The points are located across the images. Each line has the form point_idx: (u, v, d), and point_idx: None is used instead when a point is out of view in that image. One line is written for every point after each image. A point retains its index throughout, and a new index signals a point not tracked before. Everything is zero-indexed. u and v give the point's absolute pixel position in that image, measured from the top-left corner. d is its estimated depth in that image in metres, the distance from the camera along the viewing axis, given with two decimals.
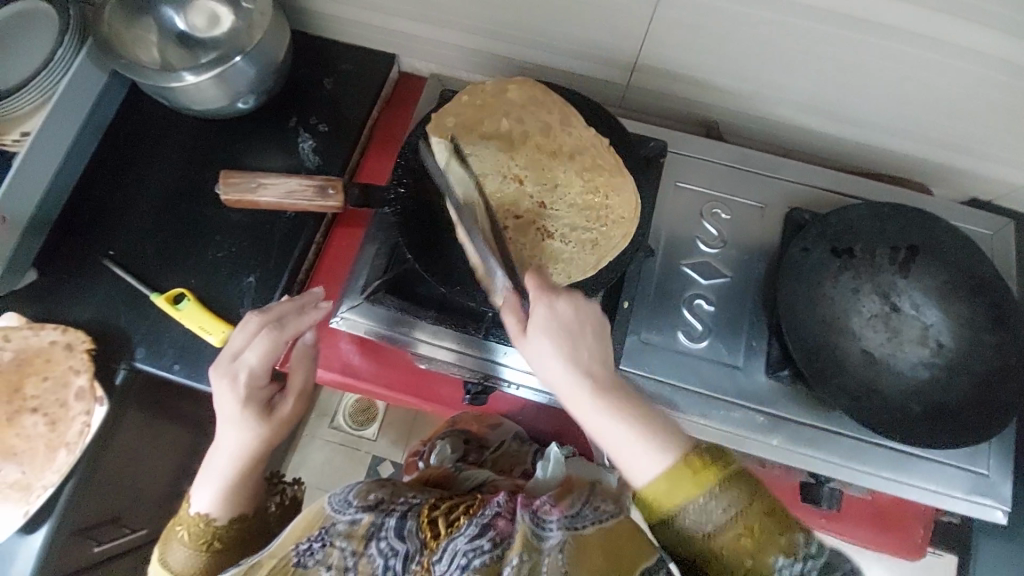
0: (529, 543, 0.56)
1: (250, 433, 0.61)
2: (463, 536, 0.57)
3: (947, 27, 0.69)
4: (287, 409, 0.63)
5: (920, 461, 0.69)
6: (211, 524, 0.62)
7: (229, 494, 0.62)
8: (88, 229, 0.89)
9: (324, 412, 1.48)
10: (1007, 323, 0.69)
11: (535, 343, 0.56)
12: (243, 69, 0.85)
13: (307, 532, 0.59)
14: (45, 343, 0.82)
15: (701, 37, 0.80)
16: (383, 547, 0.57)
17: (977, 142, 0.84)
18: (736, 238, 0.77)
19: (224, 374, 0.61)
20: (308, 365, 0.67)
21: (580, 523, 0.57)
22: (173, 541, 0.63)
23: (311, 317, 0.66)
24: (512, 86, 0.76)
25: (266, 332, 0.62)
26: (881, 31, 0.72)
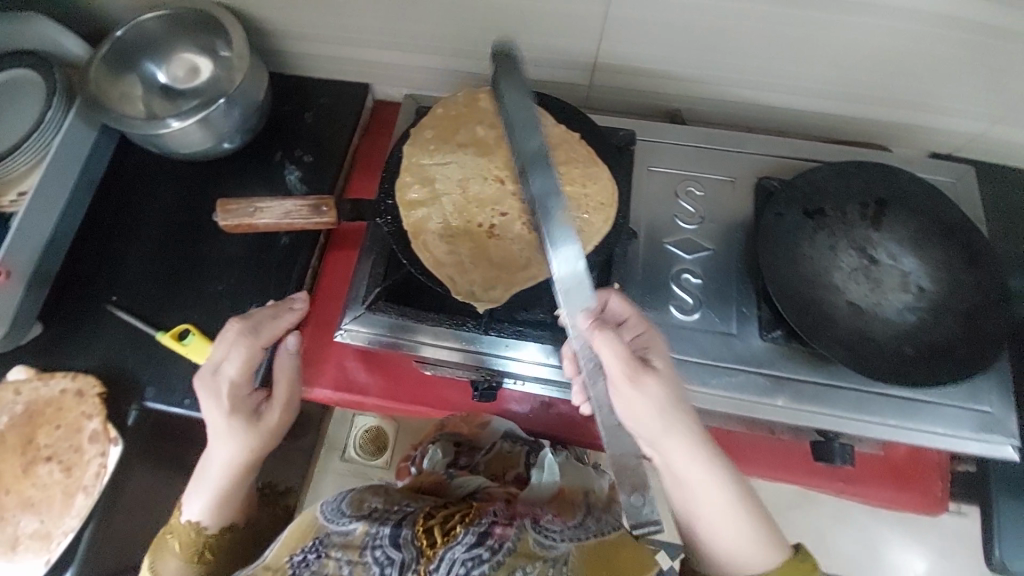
0: (533, 554, 0.60)
1: (237, 445, 0.67)
2: (461, 544, 0.58)
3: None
4: (274, 416, 0.69)
5: (923, 404, 0.70)
6: (201, 533, 0.70)
7: (219, 502, 0.70)
8: (90, 277, 0.92)
9: (335, 445, 1.48)
10: (982, 262, 0.72)
11: (659, 376, 0.60)
12: (226, 111, 0.89)
13: (300, 544, 0.60)
14: (55, 392, 0.83)
15: (654, 31, 0.85)
16: (378, 555, 0.57)
17: (929, 98, 0.88)
18: (713, 213, 0.80)
19: (208, 384, 0.67)
20: (292, 372, 0.73)
21: (584, 536, 0.66)
22: (163, 548, 0.70)
23: (285, 321, 0.72)
24: (482, 95, 0.81)
25: (244, 343, 0.68)
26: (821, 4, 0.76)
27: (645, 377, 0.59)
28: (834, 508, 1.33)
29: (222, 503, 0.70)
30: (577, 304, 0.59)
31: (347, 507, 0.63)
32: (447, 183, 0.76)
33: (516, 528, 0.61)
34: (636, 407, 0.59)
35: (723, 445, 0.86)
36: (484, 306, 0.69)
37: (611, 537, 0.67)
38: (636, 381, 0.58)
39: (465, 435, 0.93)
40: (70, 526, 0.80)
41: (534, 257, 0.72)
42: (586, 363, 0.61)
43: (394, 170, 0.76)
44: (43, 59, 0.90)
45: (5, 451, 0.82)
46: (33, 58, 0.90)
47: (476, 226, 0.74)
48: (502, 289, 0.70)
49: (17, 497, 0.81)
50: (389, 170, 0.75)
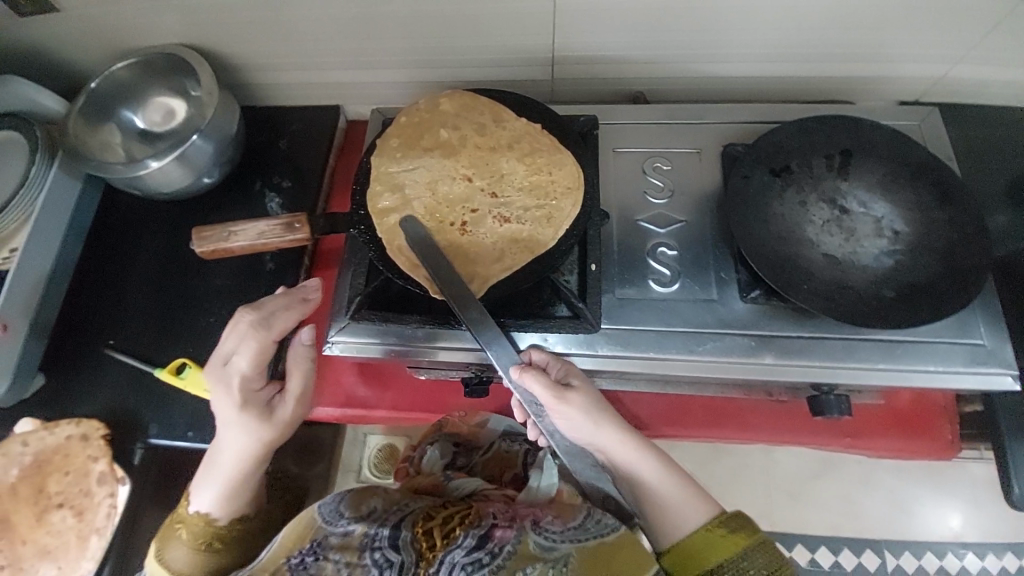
0: (533, 555, 0.60)
1: (250, 438, 0.70)
2: (462, 548, 0.60)
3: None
4: (286, 412, 0.72)
5: (911, 344, 0.70)
6: (212, 524, 0.73)
7: (232, 493, 0.72)
8: (86, 323, 0.94)
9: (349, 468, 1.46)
10: (954, 198, 0.72)
11: (585, 395, 0.66)
12: (201, 146, 0.92)
13: (297, 546, 0.61)
14: (61, 439, 0.84)
15: (605, 18, 0.86)
16: (377, 557, 0.59)
17: (886, 48, 0.88)
18: (683, 185, 0.81)
19: (220, 377, 0.69)
20: (304, 367, 0.74)
21: (584, 538, 0.63)
22: (173, 537, 0.72)
23: (298, 312, 0.72)
24: (443, 100, 0.83)
25: (255, 335, 0.69)
26: None
27: (570, 399, 0.65)
28: (858, 472, 1.30)
29: (232, 495, 0.72)
30: (503, 354, 0.68)
31: (346, 509, 0.64)
32: (417, 187, 0.77)
33: (516, 530, 0.63)
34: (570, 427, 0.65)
35: (725, 415, 0.86)
36: None
37: (612, 539, 0.62)
38: (564, 404, 0.64)
39: (463, 436, 0.94)
40: (87, 568, 0.81)
41: (508, 248, 0.73)
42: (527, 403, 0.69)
43: (364, 181, 0.77)
44: (24, 119, 0.94)
45: (17, 503, 0.83)
46: (16, 119, 0.95)
47: (449, 225, 0.75)
48: (479, 283, 0.71)
49: (34, 546, 0.83)
50: (360, 182, 0.77)
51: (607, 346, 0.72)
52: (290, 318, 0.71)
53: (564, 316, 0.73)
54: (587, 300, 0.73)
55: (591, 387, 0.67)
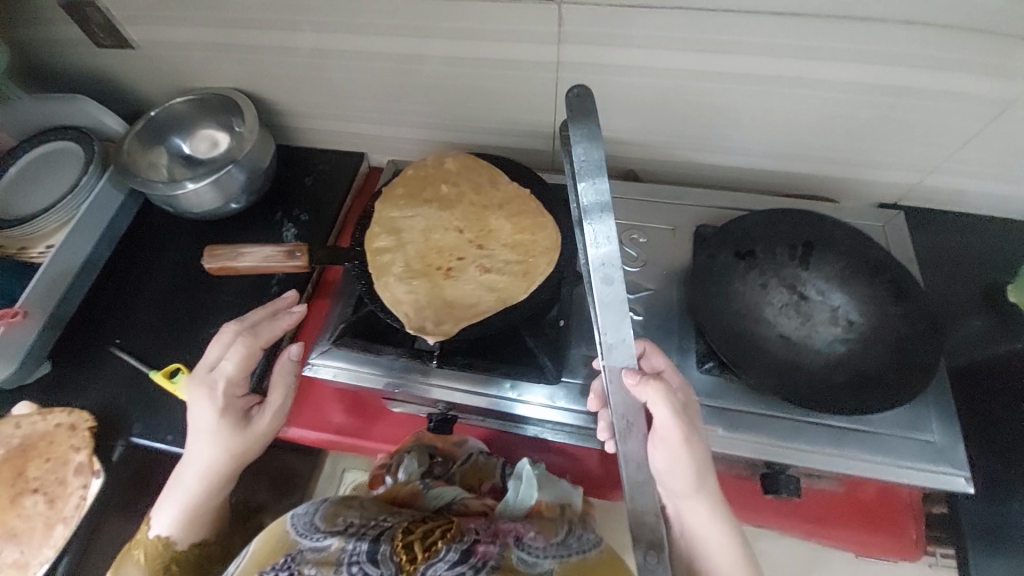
0: (515, 569, 0.66)
1: (220, 448, 0.75)
2: (444, 562, 0.63)
3: (798, 67, 0.83)
4: (262, 422, 0.78)
5: (859, 435, 0.71)
6: (170, 547, 0.79)
7: (190, 514, 0.78)
8: (99, 321, 1.02)
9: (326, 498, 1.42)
10: (908, 296, 0.75)
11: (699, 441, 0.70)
12: (235, 175, 1.05)
13: (271, 562, 0.65)
14: (50, 427, 0.90)
15: (603, 103, 0.96)
16: (355, 572, 0.62)
17: (861, 154, 0.95)
18: (655, 257, 0.87)
19: (206, 382, 0.75)
20: (287, 379, 0.80)
21: (565, 555, 0.70)
22: (128, 560, 0.79)
23: (282, 320, 0.79)
24: (448, 159, 0.93)
25: (241, 341, 0.76)
26: (740, 79, 0.87)
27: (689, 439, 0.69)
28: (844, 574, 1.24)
29: (193, 510, 0.78)
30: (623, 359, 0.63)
31: (319, 522, 0.69)
32: (412, 233, 0.85)
33: (498, 546, 0.68)
34: (673, 462, 0.70)
35: None
36: (435, 338, 0.74)
37: (593, 555, 0.72)
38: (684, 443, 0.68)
39: (438, 448, 0.91)
40: (46, 557, 0.83)
41: (484, 296, 0.79)
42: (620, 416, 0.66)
43: (366, 222, 0.86)
44: (86, 135, 1.09)
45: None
46: (79, 134, 1.09)
47: (435, 268, 0.82)
48: (452, 323, 0.75)
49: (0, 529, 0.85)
50: (362, 222, 0.86)
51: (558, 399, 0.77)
52: (275, 329, 0.78)
53: (530, 365, 0.77)
54: (552, 353, 0.78)
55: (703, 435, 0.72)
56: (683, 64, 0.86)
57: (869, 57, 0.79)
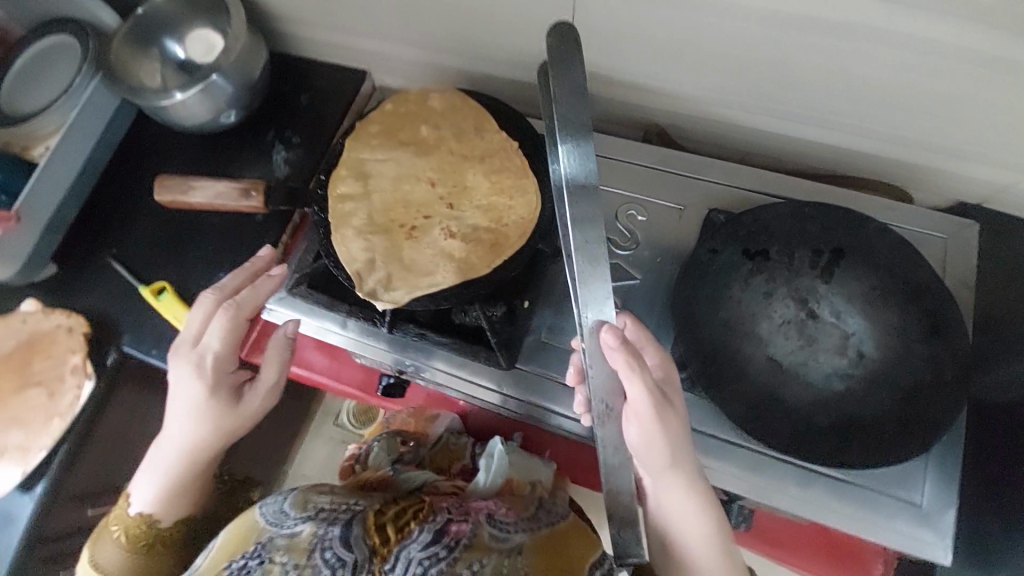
0: (487, 547, 0.61)
1: (209, 426, 0.68)
2: (418, 543, 0.59)
3: (892, 18, 0.61)
4: (254, 402, 0.70)
5: (831, 480, 0.63)
6: (155, 526, 0.72)
7: (176, 489, 0.71)
8: (98, 230, 1.02)
9: (331, 409, 1.48)
10: (944, 334, 0.62)
11: (676, 415, 0.59)
12: (222, 86, 0.95)
13: (239, 551, 0.61)
14: (51, 326, 0.94)
15: (628, 40, 0.77)
16: (328, 558, 0.57)
17: (953, 140, 0.74)
18: (652, 239, 0.76)
19: (193, 356, 0.68)
20: (279, 359, 0.71)
21: (535, 528, 0.67)
22: (104, 538, 0.72)
23: (265, 287, 0.70)
24: (434, 94, 0.81)
25: (225, 312, 0.68)
26: (811, 27, 0.65)
27: (666, 418, 0.58)
28: None
29: (177, 491, 0.71)
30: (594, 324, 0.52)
31: (290, 508, 0.64)
32: (380, 180, 0.77)
33: (471, 524, 0.63)
34: (650, 444, 0.59)
35: None
36: (383, 306, 0.69)
37: (561, 526, 0.68)
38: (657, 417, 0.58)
39: (410, 432, 0.94)
40: (45, 444, 0.89)
41: (443, 264, 0.71)
42: (602, 399, 0.57)
43: (333, 162, 0.78)
44: (81, 29, 1.03)
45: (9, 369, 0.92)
46: (75, 27, 1.04)
47: (398, 225, 0.75)
48: (403, 291, 0.70)
49: (10, 413, 0.91)
50: (329, 163, 0.78)
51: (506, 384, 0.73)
52: (258, 298, 0.70)
53: (482, 345, 0.72)
54: (510, 336, 0.71)
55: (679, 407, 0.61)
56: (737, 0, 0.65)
57: (989, 17, 0.57)
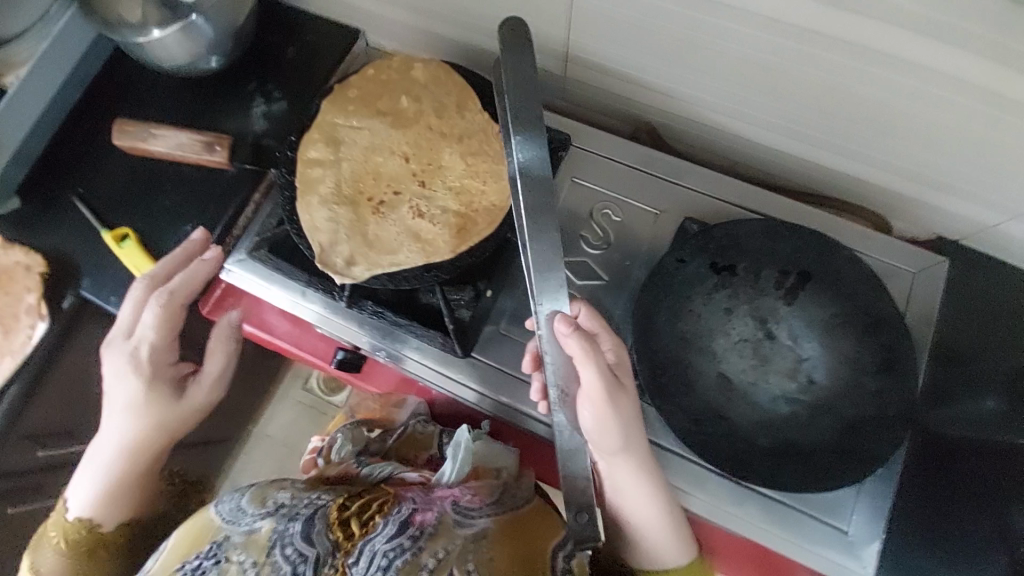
0: (452, 534, 0.59)
1: (151, 418, 0.69)
2: (382, 536, 0.57)
3: (900, 40, 0.58)
4: (198, 391, 0.71)
5: (764, 499, 0.64)
6: (96, 530, 0.71)
7: (116, 490, 0.70)
8: (63, 165, 0.90)
9: (300, 373, 1.47)
10: (895, 370, 0.62)
11: (630, 402, 0.60)
12: (203, 29, 0.83)
13: (194, 549, 0.58)
14: (8, 263, 0.85)
15: (628, 30, 0.73)
16: (289, 554, 0.55)
17: (940, 173, 0.73)
18: (623, 241, 0.75)
19: (128, 350, 0.68)
20: (220, 349, 0.73)
21: (500, 510, 0.64)
22: (44, 545, 0.70)
23: (195, 274, 0.70)
24: (417, 65, 0.77)
25: (158, 302, 0.68)
26: (817, 40, 0.62)
27: (617, 399, 0.59)
28: None
29: (121, 490, 0.70)
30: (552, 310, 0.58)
31: (248, 505, 0.61)
32: (352, 148, 0.74)
33: (436, 511, 0.61)
34: (602, 427, 0.60)
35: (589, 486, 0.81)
36: (343, 280, 0.67)
37: (524, 509, 0.66)
38: (610, 402, 0.59)
39: (376, 420, 0.84)
40: None
41: (407, 244, 0.70)
42: (556, 384, 0.61)
43: (306, 126, 0.75)
44: None
45: None
46: None
47: (366, 198, 0.73)
48: (363, 268, 0.68)
49: None
50: (302, 125, 0.75)
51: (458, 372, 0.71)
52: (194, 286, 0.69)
53: (437, 330, 0.71)
54: (467, 323, 0.71)
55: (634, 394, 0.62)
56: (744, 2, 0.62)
57: (997, 52, 0.56)
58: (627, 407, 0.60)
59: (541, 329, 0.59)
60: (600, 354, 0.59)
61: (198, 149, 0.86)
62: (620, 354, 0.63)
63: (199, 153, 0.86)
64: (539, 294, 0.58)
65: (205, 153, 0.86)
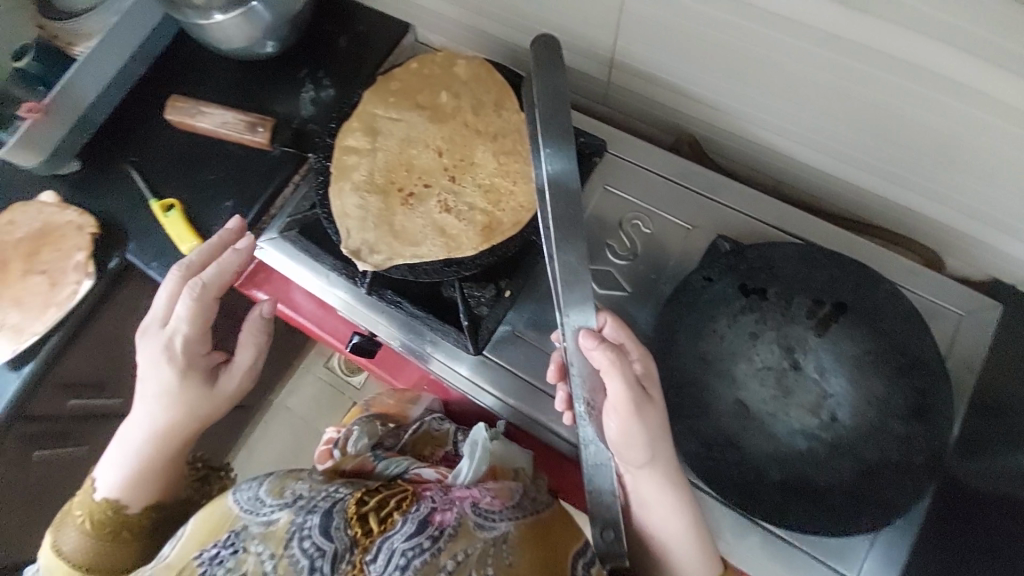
0: (474, 536, 0.55)
1: (183, 405, 0.70)
2: (400, 534, 0.53)
3: (975, 70, 0.54)
4: (228, 382, 0.72)
5: (768, 537, 0.65)
6: (122, 511, 0.70)
7: (146, 472, 0.70)
8: (122, 134, 0.95)
9: (323, 351, 1.50)
10: (927, 417, 0.59)
11: (658, 413, 0.59)
12: (261, 14, 0.85)
13: (213, 538, 0.56)
14: (64, 221, 0.91)
15: (678, 40, 0.70)
16: (306, 548, 0.52)
17: (1002, 213, 0.68)
18: (651, 254, 0.73)
19: (163, 338, 0.69)
20: (250, 342, 0.73)
21: (521, 515, 0.60)
22: (67, 523, 0.70)
23: (225, 265, 0.70)
24: (460, 61, 0.78)
25: (190, 294, 0.68)
26: (881, 61, 0.58)
27: (644, 412, 0.58)
28: None
29: (150, 473, 0.70)
30: (580, 325, 0.56)
31: (266, 495, 0.58)
32: (389, 139, 0.75)
33: (456, 511, 0.56)
34: (629, 440, 0.58)
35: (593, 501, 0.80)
36: (366, 267, 0.68)
37: (547, 513, 0.62)
38: (638, 415, 0.57)
39: (390, 414, 0.83)
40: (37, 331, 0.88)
41: (431, 237, 0.70)
42: (582, 396, 0.59)
43: (347, 114, 0.76)
44: None
45: (16, 253, 0.91)
46: None
47: (396, 188, 0.74)
48: (385, 256, 0.69)
49: (9, 294, 0.90)
50: (344, 113, 0.76)
51: (468, 368, 0.73)
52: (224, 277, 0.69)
53: (452, 326, 0.71)
54: (482, 319, 0.71)
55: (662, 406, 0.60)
56: (806, 16, 0.58)
57: None
58: (654, 420, 0.59)
59: (568, 343, 0.57)
60: (628, 366, 0.57)
61: (241, 128, 0.90)
62: (645, 365, 0.62)
63: (241, 132, 0.90)
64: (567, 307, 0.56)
65: (248, 133, 0.90)
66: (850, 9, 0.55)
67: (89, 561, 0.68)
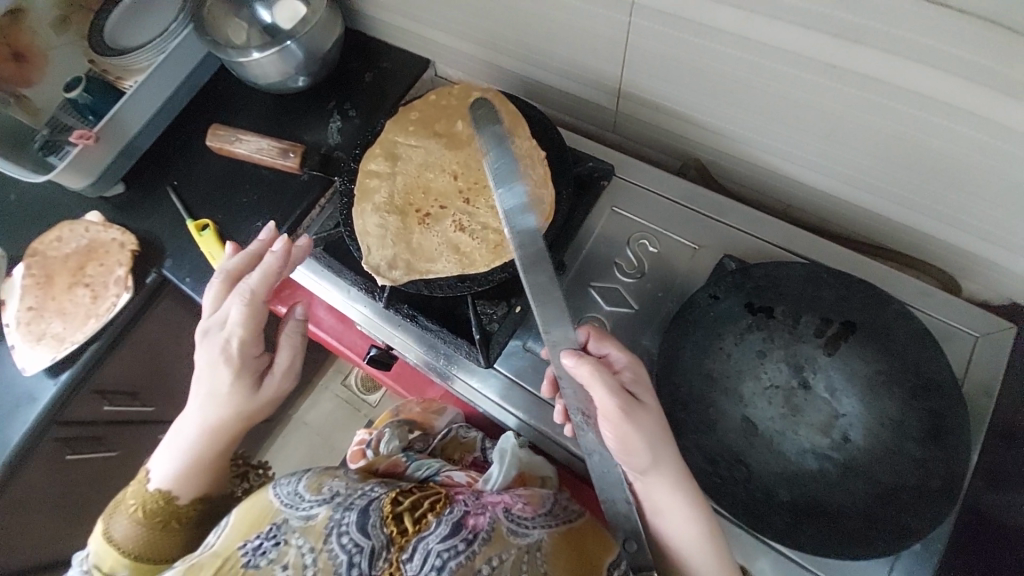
0: (507, 541, 0.57)
1: (233, 405, 0.68)
2: (435, 535, 0.55)
3: (972, 95, 0.56)
4: (277, 382, 0.70)
5: (780, 559, 0.63)
6: (172, 502, 0.70)
7: (194, 469, 0.70)
8: (164, 161, 1.03)
9: (341, 368, 1.54)
10: (945, 440, 0.57)
11: (651, 416, 0.58)
12: (294, 52, 0.93)
13: (254, 530, 0.56)
14: (107, 239, 0.97)
15: (682, 71, 0.74)
16: (345, 543, 0.54)
17: (1013, 233, 0.69)
18: (658, 272, 0.75)
19: (217, 341, 0.67)
20: (297, 342, 0.72)
21: (554, 523, 0.61)
22: (120, 511, 0.70)
23: (273, 264, 0.69)
24: (475, 93, 0.83)
25: (244, 296, 0.67)
26: (881, 88, 0.61)
27: (636, 418, 0.57)
28: None
29: (198, 470, 0.70)
30: (562, 340, 0.60)
31: (305, 491, 0.60)
32: (407, 164, 0.80)
33: (490, 515, 0.58)
34: (627, 447, 0.57)
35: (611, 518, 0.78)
36: (384, 282, 0.72)
37: (577, 523, 0.62)
38: (630, 421, 0.56)
39: (417, 422, 0.84)
40: (77, 340, 0.94)
41: (446, 254, 0.74)
42: (575, 409, 0.62)
43: (370, 141, 0.82)
44: None
45: (61, 268, 0.98)
46: None
47: (414, 210, 0.78)
48: (402, 272, 0.72)
49: (54, 306, 0.96)
50: (368, 140, 0.82)
51: (479, 380, 0.75)
52: (273, 277, 0.68)
53: (464, 339, 0.73)
54: (493, 334, 0.72)
55: (657, 410, 0.59)
56: (803, 47, 0.61)
57: None
58: (651, 426, 0.58)
59: (554, 360, 0.60)
60: (610, 374, 0.58)
61: (275, 154, 0.95)
62: (637, 372, 0.61)
63: (274, 158, 0.96)
64: (546, 330, 0.59)
65: (280, 158, 0.95)
66: (843, 41, 0.58)
67: (138, 550, 0.68)
